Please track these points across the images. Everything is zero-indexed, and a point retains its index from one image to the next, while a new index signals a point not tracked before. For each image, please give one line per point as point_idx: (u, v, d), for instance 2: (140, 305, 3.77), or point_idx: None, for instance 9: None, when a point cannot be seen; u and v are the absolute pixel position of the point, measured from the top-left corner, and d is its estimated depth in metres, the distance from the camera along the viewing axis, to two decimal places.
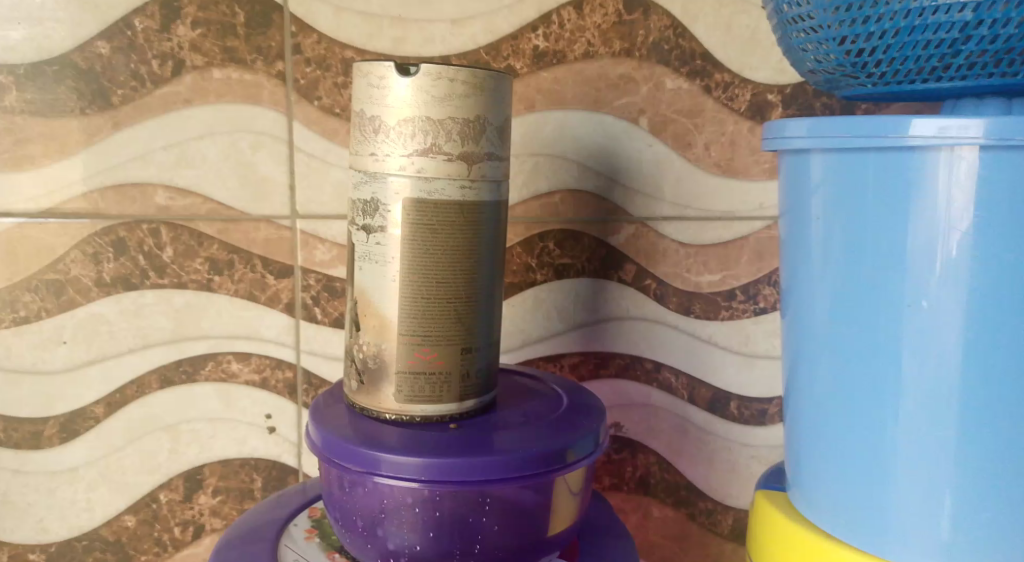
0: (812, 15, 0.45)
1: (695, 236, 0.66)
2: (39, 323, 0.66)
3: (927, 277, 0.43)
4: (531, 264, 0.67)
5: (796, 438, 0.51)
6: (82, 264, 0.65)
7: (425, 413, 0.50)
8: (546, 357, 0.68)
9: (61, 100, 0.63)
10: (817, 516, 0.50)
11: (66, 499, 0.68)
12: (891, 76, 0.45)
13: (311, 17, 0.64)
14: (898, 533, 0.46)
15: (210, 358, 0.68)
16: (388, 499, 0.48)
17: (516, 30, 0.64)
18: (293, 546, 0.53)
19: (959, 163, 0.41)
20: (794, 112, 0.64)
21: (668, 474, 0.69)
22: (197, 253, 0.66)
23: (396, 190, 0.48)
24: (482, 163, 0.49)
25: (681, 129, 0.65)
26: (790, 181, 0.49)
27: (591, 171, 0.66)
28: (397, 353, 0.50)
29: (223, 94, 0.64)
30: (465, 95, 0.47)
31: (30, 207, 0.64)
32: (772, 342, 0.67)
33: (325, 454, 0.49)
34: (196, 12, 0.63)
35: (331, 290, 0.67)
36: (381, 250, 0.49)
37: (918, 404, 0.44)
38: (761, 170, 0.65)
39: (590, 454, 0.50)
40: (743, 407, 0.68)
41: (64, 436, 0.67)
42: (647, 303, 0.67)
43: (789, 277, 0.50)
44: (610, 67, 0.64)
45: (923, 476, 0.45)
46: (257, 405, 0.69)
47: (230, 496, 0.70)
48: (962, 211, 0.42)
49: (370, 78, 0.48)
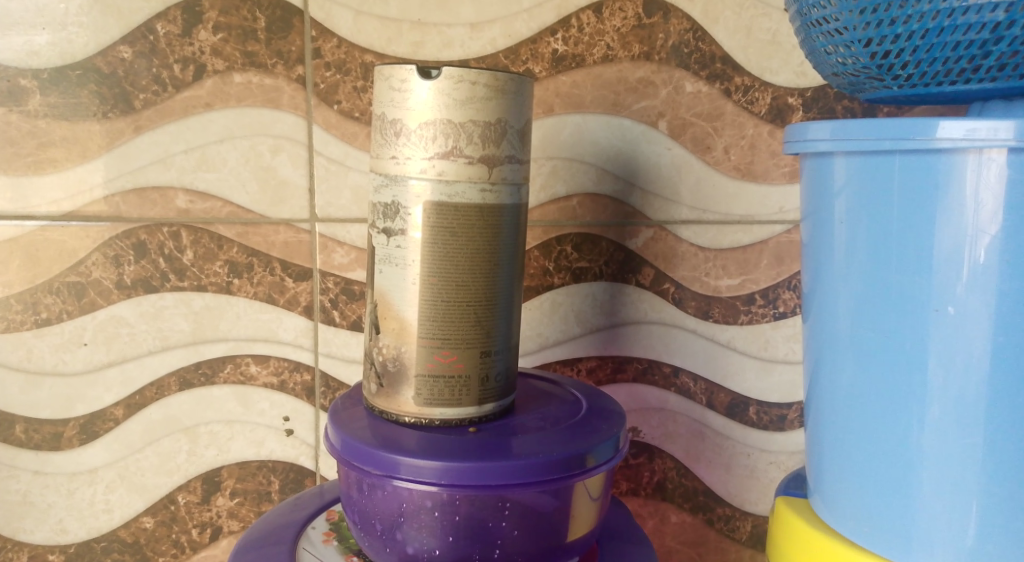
0: (837, 17, 0.45)
1: (714, 240, 0.66)
2: (60, 324, 0.66)
3: (954, 282, 0.42)
4: (548, 268, 0.67)
5: (817, 445, 0.50)
6: (103, 266, 0.66)
7: (445, 416, 0.50)
8: (563, 361, 0.68)
9: (84, 104, 0.64)
10: (839, 523, 0.49)
11: (85, 500, 0.69)
12: (918, 78, 0.45)
13: (331, 21, 0.64)
14: (921, 541, 0.45)
15: (229, 361, 0.68)
16: (407, 502, 0.48)
17: (535, 34, 0.64)
18: (311, 549, 0.53)
19: (987, 165, 0.41)
20: (815, 115, 0.64)
21: (686, 480, 0.69)
22: (217, 256, 0.66)
23: (417, 193, 0.48)
24: (503, 166, 0.49)
25: (700, 132, 0.65)
26: (813, 185, 0.48)
27: (609, 175, 0.66)
28: (417, 356, 0.50)
29: (243, 98, 0.65)
30: (487, 98, 0.48)
31: (52, 210, 0.65)
32: (792, 347, 0.66)
33: (345, 457, 0.49)
34: (218, 17, 0.63)
35: (349, 294, 0.67)
36: (401, 253, 0.49)
37: (944, 411, 0.44)
38: (781, 173, 0.65)
39: (610, 460, 0.50)
40: (762, 413, 0.67)
41: (84, 437, 0.68)
42: (666, 307, 0.67)
43: (811, 281, 0.49)
44: (629, 70, 0.64)
45: (948, 485, 0.44)
46: (275, 408, 0.69)
47: (247, 498, 0.70)
48: (990, 216, 0.41)
49: (392, 81, 0.48)
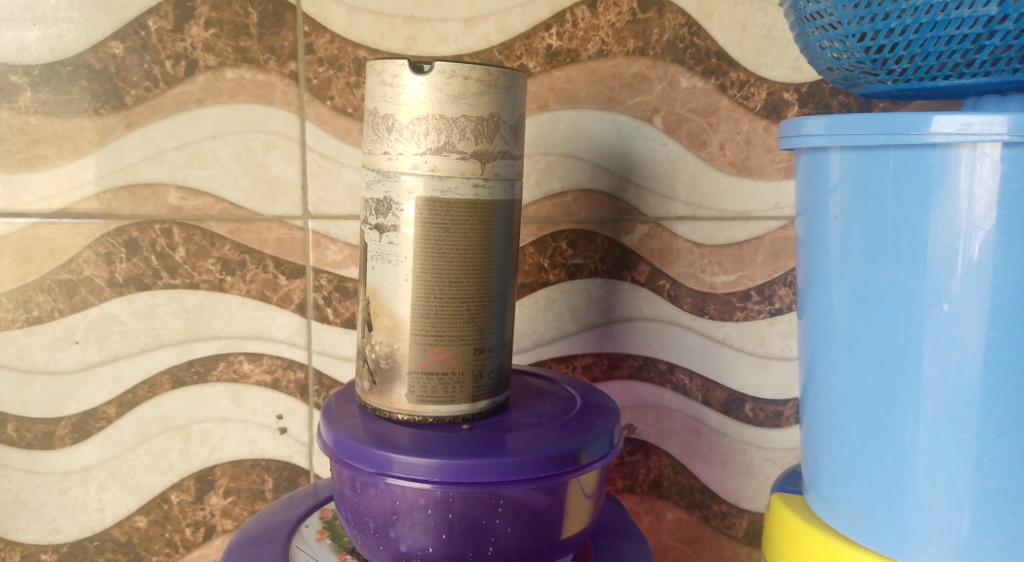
0: (831, 12, 0.44)
1: (709, 236, 0.65)
2: (51, 323, 0.66)
3: (949, 278, 0.42)
4: (543, 264, 0.67)
5: (812, 441, 0.50)
6: (95, 264, 0.65)
7: (438, 414, 0.50)
8: (558, 358, 0.68)
9: (75, 100, 0.63)
10: (834, 519, 0.49)
11: (78, 499, 0.68)
12: (912, 72, 0.45)
13: (323, 17, 0.64)
14: (917, 537, 0.45)
15: (222, 358, 0.68)
16: (400, 500, 0.47)
17: (529, 29, 0.64)
18: (305, 547, 0.53)
19: (982, 159, 0.41)
20: (811, 110, 0.63)
21: (682, 477, 0.68)
22: (209, 253, 0.66)
23: (409, 189, 0.48)
24: (496, 161, 0.48)
25: (695, 128, 0.64)
26: (808, 180, 0.48)
27: (604, 171, 0.66)
28: (410, 353, 0.49)
29: (235, 94, 0.64)
30: (479, 93, 0.47)
31: (43, 207, 0.64)
32: (788, 343, 0.66)
33: (337, 455, 0.49)
34: (209, 12, 0.63)
35: (343, 291, 0.67)
36: (393, 249, 0.49)
37: (938, 407, 0.43)
38: (777, 169, 0.64)
39: (605, 457, 0.50)
40: (758, 409, 0.67)
41: (76, 436, 0.67)
42: (661, 304, 0.67)
43: (806, 276, 0.49)
44: (623, 65, 0.64)
45: (943, 480, 0.44)
46: (269, 406, 0.69)
47: (241, 497, 0.69)
48: (986, 211, 0.41)
49: (384, 76, 0.48)
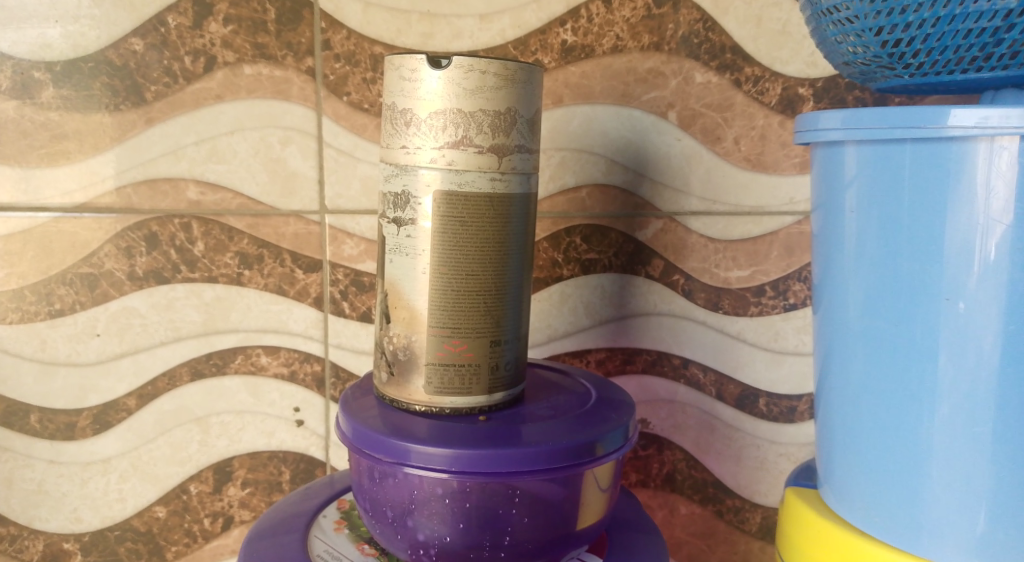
0: (848, 6, 0.45)
1: (724, 231, 0.66)
2: (73, 315, 0.67)
3: (965, 272, 0.42)
4: (557, 259, 0.67)
5: (827, 435, 0.50)
6: (115, 258, 0.66)
7: (454, 405, 0.50)
8: (572, 352, 0.69)
9: (96, 96, 0.64)
10: (849, 512, 0.49)
11: (98, 489, 0.69)
12: (929, 66, 0.45)
13: (341, 13, 0.64)
14: (932, 530, 0.45)
15: (239, 351, 0.68)
16: (418, 490, 0.48)
17: (545, 25, 0.64)
18: (323, 537, 0.53)
19: (999, 153, 0.41)
20: (826, 105, 0.63)
21: (696, 471, 0.69)
22: (227, 247, 0.67)
23: (426, 182, 0.48)
24: (513, 155, 0.49)
25: (710, 123, 0.65)
26: (823, 175, 0.48)
27: (619, 165, 0.66)
28: (427, 345, 0.50)
29: (254, 90, 0.65)
30: (497, 87, 0.48)
31: (65, 202, 0.65)
32: (802, 338, 0.66)
33: (355, 445, 0.50)
34: (228, 9, 0.63)
35: (359, 285, 0.68)
36: (411, 242, 0.49)
37: (954, 400, 0.44)
38: (791, 164, 0.64)
39: (619, 448, 0.50)
40: (772, 404, 0.67)
41: (96, 427, 0.68)
42: (675, 298, 0.67)
43: (822, 269, 0.49)
44: (638, 61, 0.64)
45: (959, 474, 0.44)
46: (286, 398, 0.69)
47: (258, 488, 0.70)
48: (1003, 204, 0.41)
49: (402, 71, 0.48)
